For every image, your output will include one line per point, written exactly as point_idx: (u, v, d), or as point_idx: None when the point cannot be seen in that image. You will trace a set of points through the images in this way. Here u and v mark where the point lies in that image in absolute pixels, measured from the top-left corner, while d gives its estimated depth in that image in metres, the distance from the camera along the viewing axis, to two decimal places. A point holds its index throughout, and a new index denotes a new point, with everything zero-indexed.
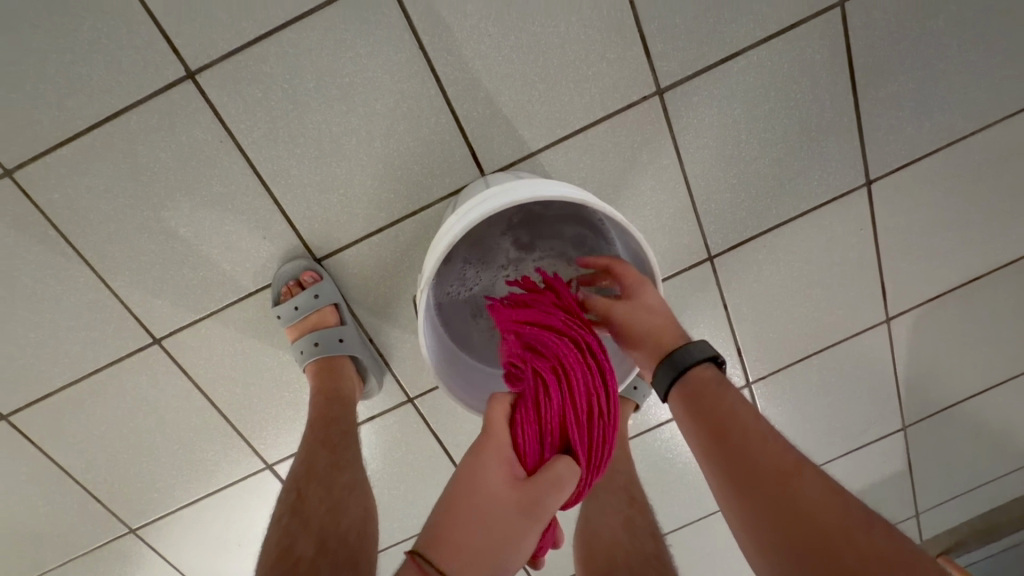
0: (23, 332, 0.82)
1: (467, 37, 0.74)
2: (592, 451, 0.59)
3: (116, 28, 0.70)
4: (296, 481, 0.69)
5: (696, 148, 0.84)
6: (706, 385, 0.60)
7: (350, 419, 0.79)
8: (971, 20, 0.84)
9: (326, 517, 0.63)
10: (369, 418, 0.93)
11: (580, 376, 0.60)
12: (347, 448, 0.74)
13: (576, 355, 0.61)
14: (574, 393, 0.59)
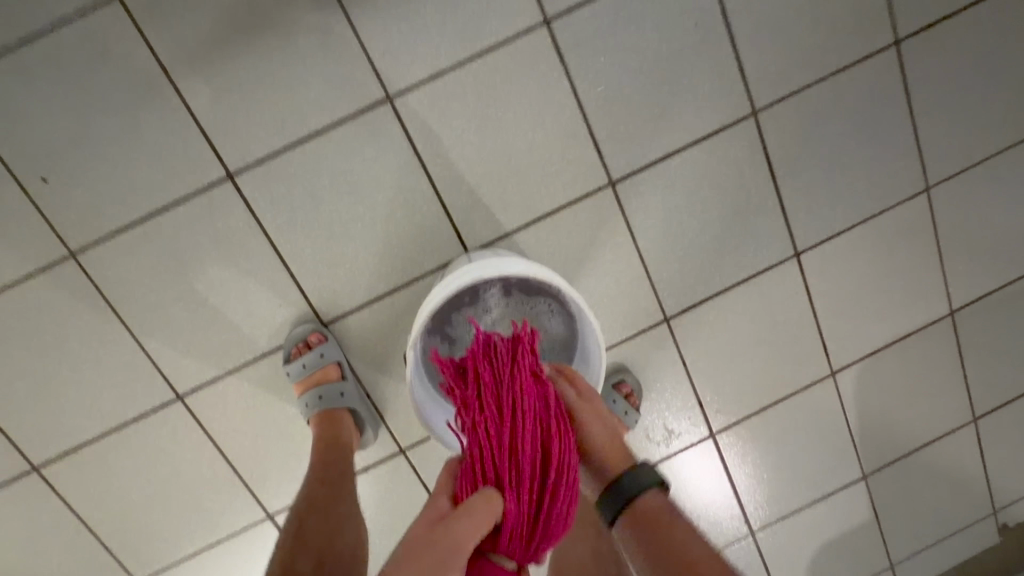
0: (64, 389, 0.94)
1: (453, 143, 0.92)
2: (541, 503, 0.57)
3: (174, 141, 0.87)
4: (299, 511, 0.78)
5: (645, 227, 1.00)
6: (651, 507, 0.63)
7: (347, 461, 0.88)
8: (866, 123, 1.02)
9: (323, 541, 0.73)
10: (364, 468, 1.02)
11: (529, 426, 0.60)
12: (344, 485, 0.84)
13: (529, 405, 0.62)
14: (521, 439, 0.59)
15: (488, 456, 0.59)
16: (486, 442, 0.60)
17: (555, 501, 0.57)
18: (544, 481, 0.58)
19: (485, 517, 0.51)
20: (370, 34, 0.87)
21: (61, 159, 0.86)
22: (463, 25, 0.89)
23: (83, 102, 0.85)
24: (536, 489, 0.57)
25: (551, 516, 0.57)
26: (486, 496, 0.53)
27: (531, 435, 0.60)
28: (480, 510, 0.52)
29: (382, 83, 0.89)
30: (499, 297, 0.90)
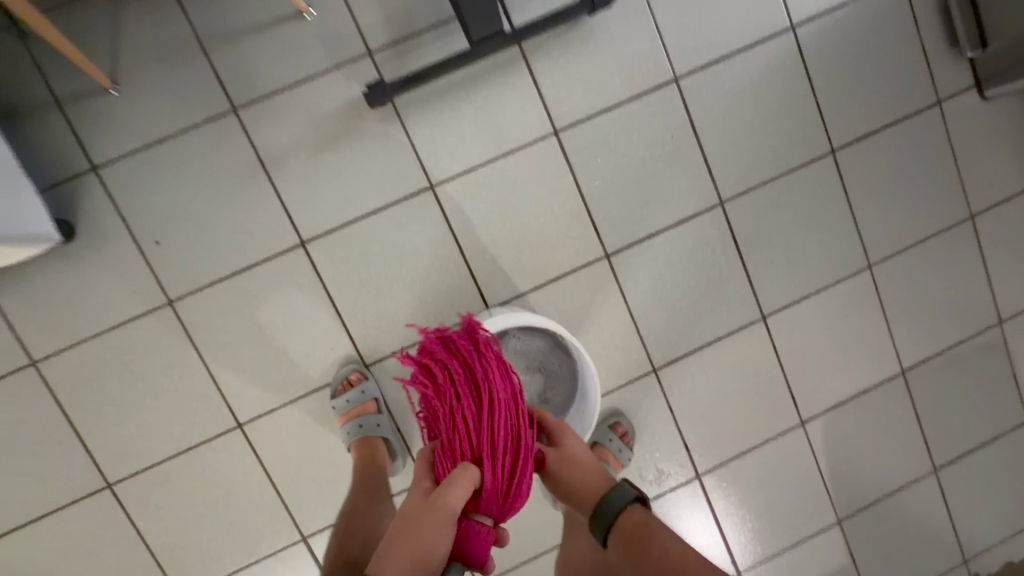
0: (145, 415, 1.11)
1: (481, 222, 1.15)
2: (514, 471, 0.67)
3: (259, 214, 1.09)
4: (347, 512, 0.96)
5: (636, 291, 1.21)
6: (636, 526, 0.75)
7: (383, 472, 1.06)
8: (821, 210, 1.24)
9: (367, 531, 0.91)
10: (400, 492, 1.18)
11: (502, 409, 0.69)
12: (381, 491, 1.01)
13: (502, 390, 0.70)
14: (495, 420, 0.68)
15: (467, 436, 0.68)
16: (464, 425, 0.69)
17: (526, 469, 0.67)
18: (516, 454, 0.68)
19: (462, 491, 0.62)
20: (420, 137, 1.11)
21: (172, 227, 1.08)
22: (493, 132, 1.13)
23: (195, 183, 1.07)
24: (509, 460, 0.67)
25: (523, 482, 0.67)
26: (462, 469, 0.64)
27: (500, 411, 0.69)
28: (456, 483, 0.62)
29: (427, 174, 1.12)
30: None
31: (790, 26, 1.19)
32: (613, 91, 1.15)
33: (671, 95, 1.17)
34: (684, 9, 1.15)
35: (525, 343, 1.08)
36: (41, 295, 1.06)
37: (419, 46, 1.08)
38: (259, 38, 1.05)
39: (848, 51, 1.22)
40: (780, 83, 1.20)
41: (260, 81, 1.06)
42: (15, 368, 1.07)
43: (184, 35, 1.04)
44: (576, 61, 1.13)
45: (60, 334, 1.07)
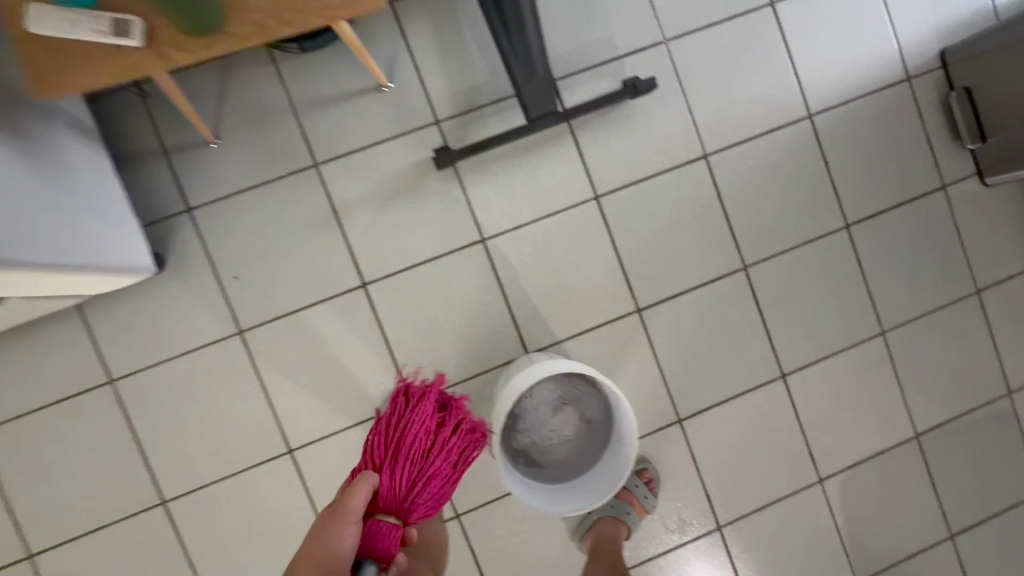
0: (204, 436, 1.19)
1: (524, 274, 1.26)
2: (418, 485, 0.90)
3: (328, 256, 1.21)
4: None
5: (664, 345, 1.30)
6: None
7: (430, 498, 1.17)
8: (837, 278, 1.35)
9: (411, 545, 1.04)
10: (454, 515, 1.26)
11: (418, 439, 0.93)
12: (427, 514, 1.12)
13: (419, 425, 0.94)
14: (411, 446, 0.92)
15: (385, 459, 0.91)
16: (383, 450, 0.91)
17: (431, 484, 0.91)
18: (421, 475, 0.91)
19: (362, 490, 0.82)
20: (476, 196, 1.24)
21: (250, 264, 1.20)
22: (540, 194, 1.26)
23: (273, 227, 1.20)
24: (416, 478, 0.90)
25: (420, 494, 0.90)
26: (362, 476, 0.85)
27: (406, 437, 0.93)
28: (358, 484, 0.83)
29: (479, 229, 1.25)
30: (524, 445, 1.18)
31: (808, 114, 1.33)
32: (648, 163, 1.29)
33: (700, 170, 1.30)
34: (714, 96, 1.30)
35: (531, 401, 1.17)
36: (127, 319, 1.17)
37: (480, 118, 1.23)
38: (342, 106, 1.21)
39: (860, 138, 1.35)
40: (799, 163, 1.33)
41: (340, 142, 1.21)
42: (94, 385, 1.17)
43: (279, 100, 1.19)
44: (617, 137, 1.28)
45: (139, 356, 1.18)
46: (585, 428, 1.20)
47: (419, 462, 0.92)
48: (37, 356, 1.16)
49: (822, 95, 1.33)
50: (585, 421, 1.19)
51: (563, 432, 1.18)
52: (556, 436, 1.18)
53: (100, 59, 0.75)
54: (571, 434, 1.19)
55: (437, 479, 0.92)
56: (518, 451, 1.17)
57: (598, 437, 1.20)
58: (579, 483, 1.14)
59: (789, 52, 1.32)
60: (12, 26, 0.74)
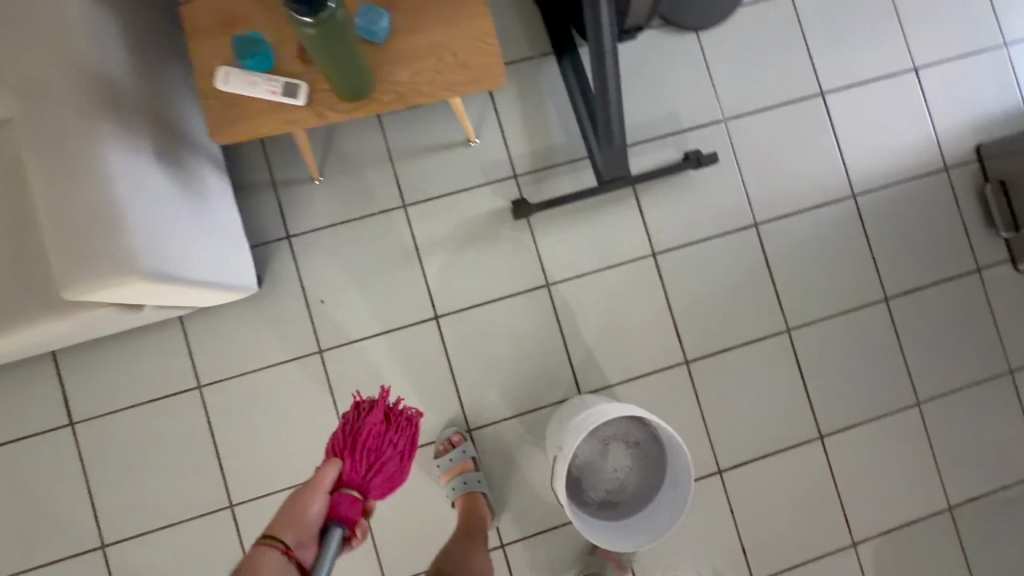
0: (276, 446, 1.28)
1: (583, 320, 1.36)
2: (370, 472, 1.06)
3: (406, 288, 1.33)
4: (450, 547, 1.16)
5: (708, 397, 1.38)
6: None
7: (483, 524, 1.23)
8: (875, 347, 1.42)
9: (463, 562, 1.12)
10: (499, 545, 1.32)
11: (371, 436, 1.09)
12: (479, 539, 1.19)
13: (370, 425, 1.10)
14: (364, 441, 1.08)
15: (342, 453, 1.06)
16: (341, 445, 1.07)
17: (385, 470, 1.07)
18: (375, 464, 1.07)
19: (329, 476, 1.01)
20: (544, 244, 1.36)
21: (336, 290, 1.31)
22: (602, 248, 1.37)
23: (361, 258, 1.32)
24: (371, 467, 1.06)
25: (378, 479, 1.07)
26: (327, 464, 1.02)
27: (359, 437, 1.08)
28: (321, 473, 1.01)
29: (545, 275, 1.36)
30: (601, 494, 1.25)
31: (853, 194, 1.44)
32: (702, 228, 1.40)
33: (750, 237, 1.41)
34: (766, 172, 1.42)
35: (580, 455, 1.26)
36: (221, 332, 1.29)
37: (554, 176, 1.37)
38: (432, 156, 1.35)
39: (900, 219, 1.45)
40: (842, 238, 1.44)
41: (428, 187, 1.34)
42: (185, 390, 1.27)
43: (377, 147, 1.34)
44: (676, 201, 1.40)
45: (228, 367, 1.28)
46: (638, 451, 1.26)
47: (370, 454, 1.07)
48: (137, 359, 1.27)
49: (866, 177, 1.45)
50: (634, 446, 1.27)
51: (622, 465, 1.26)
52: (623, 473, 1.25)
53: (268, 113, 0.90)
54: (630, 464, 1.26)
55: (388, 466, 1.07)
56: (599, 503, 1.25)
57: (653, 454, 1.26)
58: (661, 497, 1.19)
59: (836, 138, 1.44)
60: (202, 83, 0.89)
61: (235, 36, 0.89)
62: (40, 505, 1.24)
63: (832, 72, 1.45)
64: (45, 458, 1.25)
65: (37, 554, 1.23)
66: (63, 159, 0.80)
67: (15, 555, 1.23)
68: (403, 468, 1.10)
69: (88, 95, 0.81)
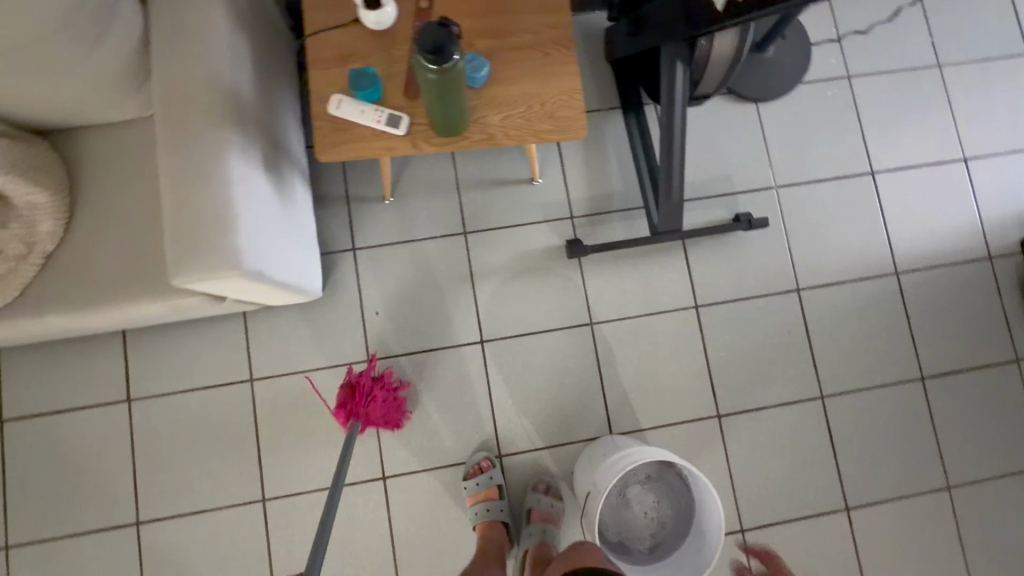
0: (314, 447, 1.32)
1: (621, 361, 1.40)
2: (379, 409, 1.29)
3: (457, 310, 1.39)
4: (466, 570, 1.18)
5: (737, 453, 1.39)
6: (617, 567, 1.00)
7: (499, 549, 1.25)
8: (908, 425, 1.43)
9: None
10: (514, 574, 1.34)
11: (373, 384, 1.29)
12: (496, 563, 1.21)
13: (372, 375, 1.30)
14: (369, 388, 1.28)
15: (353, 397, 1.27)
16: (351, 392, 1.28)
17: (389, 407, 1.31)
18: (381, 404, 1.29)
19: None
20: (592, 285, 1.42)
21: (391, 305, 1.38)
22: (648, 295, 1.42)
23: (418, 276, 1.39)
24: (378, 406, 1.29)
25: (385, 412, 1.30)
26: None
27: (364, 385, 1.28)
28: None
29: (590, 313, 1.41)
30: (647, 540, 1.26)
31: (896, 272, 1.48)
32: (745, 287, 1.45)
33: (791, 301, 1.45)
34: (812, 241, 1.47)
35: (608, 509, 1.28)
36: (279, 330, 1.36)
37: (609, 221, 1.44)
38: (497, 190, 1.43)
39: (942, 301, 1.48)
40: (882, 313, 1.47)
41: (489, 218, 1.42)
42: (237, 382, 1.34)
43: (446, 176, 1.43)
44: (722, 258, 1.45)
45: (280, 365, 1.35)
46: (655, 483, 1.29)
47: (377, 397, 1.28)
48: (198, 347, 1.34)
49: (910, 257, 1.49)
50: (647, 481, 1.29)
51: (648, 503, 1.28)
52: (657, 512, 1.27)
53: (370, 139, 0.99)
54: (654, 499, 1.28)
55: (391, 404, 1.31)
56: (650, 548, 1.26)
57: (670, 479, 1.28)
58: (696, 518, 1.21)
59: (883, 216, 1.50)
60: (316, 108, 0.99)
61: (352, 70, 0.99)
62: (86, 476, 1.30)
63: (884, 154, 1.51)
64: (97, 431, 1.31)
65: (75, 523, 1.28)
66: (193, 162, 0.89)
67: (53, 522, 1.28)
68: (399, 403, 1.33)
69: (221, 108, 0.91)
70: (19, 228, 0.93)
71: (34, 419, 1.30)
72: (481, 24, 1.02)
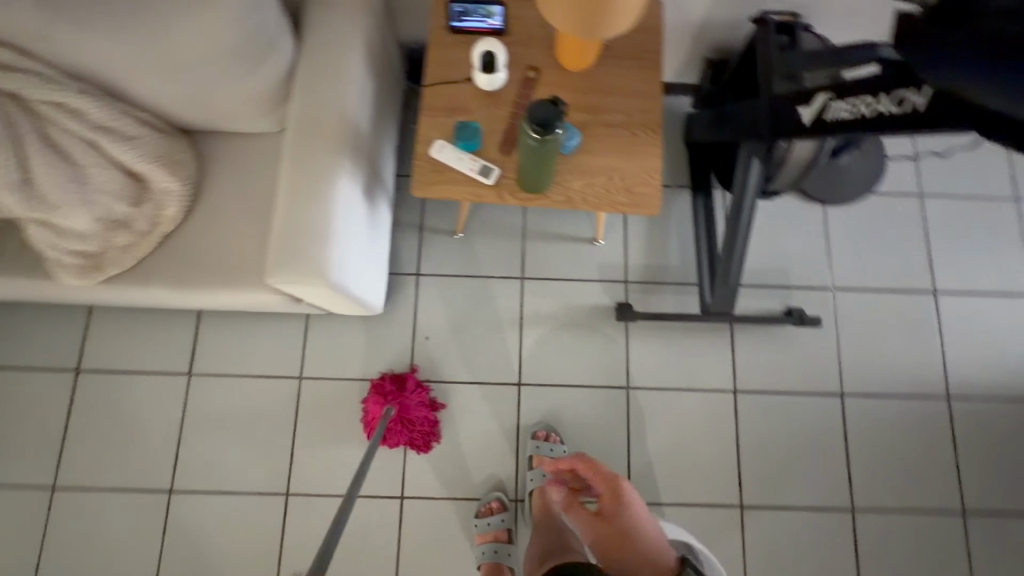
0: (343, 453, 1.39)
1: (651, 431, 1.41)
2: (403, 432, 1.36)
3: (501, 349, 1.45)
4: None
5: (754, 549, 1.36)
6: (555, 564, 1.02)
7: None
8: (942, 560, 1.36)
9: None
10: None
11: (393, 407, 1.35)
12: None
13: (392, 399, 1.36)
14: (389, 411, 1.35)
15: (375, 416, 1.36)
16: (373, 411, 1.36)
17: (414, 431, 1.36)
18: (403, 427, 1.36)
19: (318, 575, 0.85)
20: (634, 350, 1.45)
21: (440, 332, 1.45)
22: (688, 370, 1.44)
23: (471, 310, 1.47)
24: (400, 429, 1.35)
25: (410, 435, 1.36)
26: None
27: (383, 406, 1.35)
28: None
29: (628, 378, 1.44)
30: None
31: (947, 396, 1.44)
32: (788, 381, 1.44)
33: (832, 404, 1.44)
34: (863, 348, 1.46)
35: None
36: (335, 337, 1.45)
37: (661, 292, 1.48)
38: (559, 243, 1.51)
39: (994, 436, 1.43)
40: (927, 436, 1.42)
41: (547, 268, 1.49)
42: (287, 378, 1.42)
43: (515, 222, 1.52)
44: (768, 349, 1.46)
45: (329, 369, 1.43)
46: None
47: (397, 420, 1.35)
48: (260, 339, 1.44)
49: (963, 384, 1.45)
50: None
51: None
52: None
53: (462, 184, 1.09)
54: None
55: (414, 429, 1.36)
56: None
57: None
58: None
59: (940, 337, 1.47)
60: (420, 149, 1.10)
61: (458, 121, 1.10)
62: (136, 439, 1.39)
63: (948, 275, 1.51)
64: (155, 397, 1.42)
65: (116, 481, 1.37)
66: (308, 180, 1.00)
67: (97, 473, 1.37)
68: (424, 429, 1.37)
69: (341, 136, 1.03)
70: (149, 210, 1.07)
71: (104, 376, 1.42)
72: (579, 99, 1.13)
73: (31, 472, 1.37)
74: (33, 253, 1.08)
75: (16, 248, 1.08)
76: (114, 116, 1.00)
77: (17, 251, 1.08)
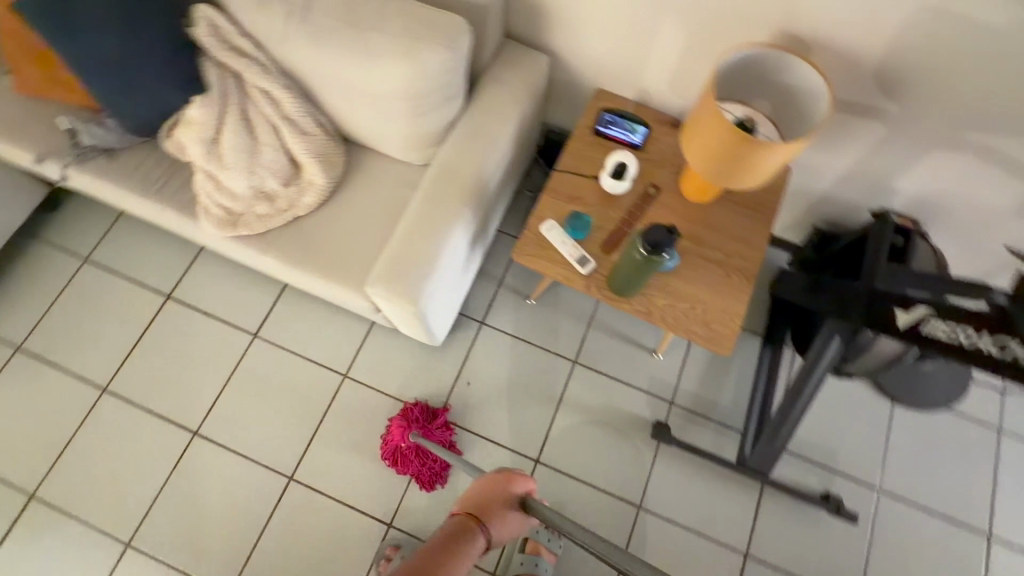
0: (354, 460, 1.44)
1: (649, 560, 1.36)
2: (417, 464, 1.39)
3: (531, 420, 1.48)
4: None
5: None
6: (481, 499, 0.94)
7: None
8: None
9: None
10: None
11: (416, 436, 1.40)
12: None
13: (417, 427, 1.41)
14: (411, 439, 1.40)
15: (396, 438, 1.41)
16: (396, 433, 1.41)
17: (427, 466, 1.39)
18: (419, 459, 1.39)
19: (482, 498, 0.94)
20: (657, 471, 1.43)
21: (483, 382, 1.51)
22: (704, 513, 1.40)
23: (517, 373, 1.52)
24: (415, 460, 1.39)
25: (422, 470, 1.39)
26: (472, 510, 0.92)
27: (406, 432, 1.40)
28: (477, 498, 0.94)
29: (642, 496, 1.41)
30: None
31: None
32: (804, 566, 1.36)
33: None
34: (894, 564, 1.37)
35: None
36: (389, 350, 1.53)
37: (702, 426, 1.47)
38: (619, 342, 1.55)
39: None
40: None
41: (600, 361, 1.53)
42: (334, 371, 1.51)
43: (585, 308, 1.58)
44: (793, 524, 1.39)
45: (373, 377, 1.51)
46: None
47: (415, 450, 1.39)
48: (325, 327, 1.56)
49: None
50: None
51: None
52: None
53: (559, 264, 1.17)
54: None
55: (428, 464, 1.39)
56: None
57: None
58: None
59: None
60: (532, 222, 1.20)
61: (573, 211, 1.21)
62: (188, 374, 1.51)
63: (1010, 524, 1.40)
64: (219, 343, 1.54)
65: (156, 404, 1.48)
66: (432, 217, 1.12)
67: (143, 392, 1.49)
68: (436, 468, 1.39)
69: (472, 190, 1.15)
70: (291, 193, 1.22)
71: (187, 309, 1.57)
72: (688, 227, 1.20)
73: (93, 370, 1.51)
74: (189, 194, 1.26)
75: (179, 185, 1.27)
76: (300, 111, 1.18)
77: (178, 188, 1.26)
